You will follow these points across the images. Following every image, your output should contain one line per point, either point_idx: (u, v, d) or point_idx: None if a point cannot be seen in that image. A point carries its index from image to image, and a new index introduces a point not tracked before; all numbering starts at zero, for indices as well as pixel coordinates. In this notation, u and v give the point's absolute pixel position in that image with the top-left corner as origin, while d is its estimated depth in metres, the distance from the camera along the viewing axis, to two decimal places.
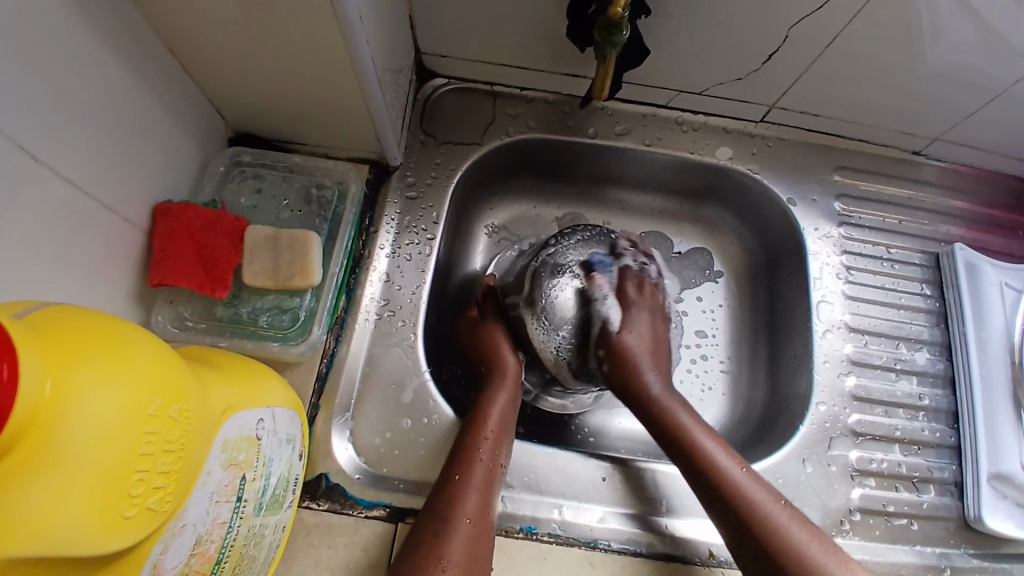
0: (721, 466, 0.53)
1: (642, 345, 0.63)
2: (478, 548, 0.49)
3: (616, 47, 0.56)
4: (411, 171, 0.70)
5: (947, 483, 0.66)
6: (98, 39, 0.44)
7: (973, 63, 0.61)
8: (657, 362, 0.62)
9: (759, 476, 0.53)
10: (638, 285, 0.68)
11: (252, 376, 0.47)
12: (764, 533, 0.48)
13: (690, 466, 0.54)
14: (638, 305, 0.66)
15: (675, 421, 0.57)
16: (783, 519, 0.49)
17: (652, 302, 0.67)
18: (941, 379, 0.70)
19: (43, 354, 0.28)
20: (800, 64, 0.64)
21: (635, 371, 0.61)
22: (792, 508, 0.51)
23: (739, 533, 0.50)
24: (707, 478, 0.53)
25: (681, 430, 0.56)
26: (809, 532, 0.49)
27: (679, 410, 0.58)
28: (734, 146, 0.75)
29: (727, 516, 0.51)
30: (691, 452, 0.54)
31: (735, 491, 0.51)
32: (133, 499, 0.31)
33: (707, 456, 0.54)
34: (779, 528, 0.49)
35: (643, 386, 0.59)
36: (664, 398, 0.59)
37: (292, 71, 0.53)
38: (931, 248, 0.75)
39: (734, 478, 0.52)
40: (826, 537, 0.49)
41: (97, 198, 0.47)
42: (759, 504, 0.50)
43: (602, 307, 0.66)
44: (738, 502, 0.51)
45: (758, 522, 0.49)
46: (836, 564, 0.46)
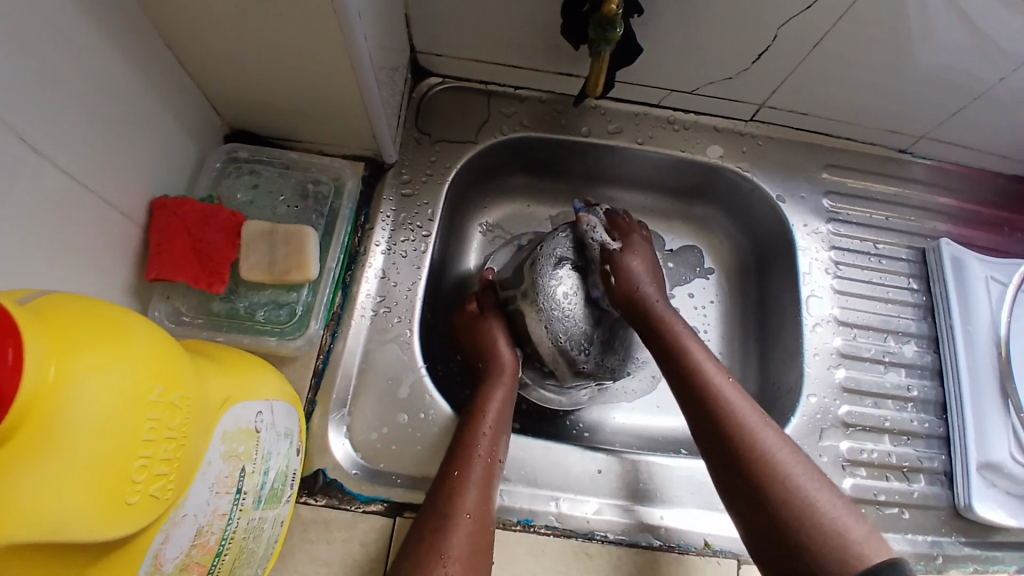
0: (706, 374, 0.55)
1: (642, 265, 0.64)
2: (479, 542, 0.49)
3: (610, 44, 0.57)
4: (406, 168, 0.70)
5: (936, 473, 0.67)
6: (98, 31, 0.44)
7: (957, 63, 0.62)
8: (656, 284, 0.63)
9: (741, 388, 0.54)
10: (624, 220, 0.69)
11: (250, 369, 0.47)
12: (733, 433, 0.50)
13: (679, 373, 0.56)
14: (635, 231, 0.68)
15: (672, 332, 0.59)
16: (753, 422, 0.50)
17: (642, 231, 0.68)
18: (929, 371, 0.71)
19: (45, 339, 0.28)
20: (790, 63, 0.65)
21: (636, 283, 0.62)
22: (767, 417, 0.52)
23: (711, 435, 0.52)
24: (694, 387, 0.54)
25: (675, 340, 0.58)
26: (779, 438, 0.50)
27: (677, 322, 0.60)
28: (725, 144, 0.76)
29: (704, 421, 0.52)
30: (681, 358, 0.57)
31: (714, 396, 0.53)
32: (136, 485, 0.31)
33: (695, 364, 0.56)
34: (748, 431, 0.50)
35: (643, 298, 0.62)
36: (665, 311, 0.61)
37: (289, 68, 0.53)
38: (918, 244, 0.76)
39: (715, 385, 0.54)
40: (795, 446, 0.49)
41: (96, 193, 0.47)
42: (733, 410, 0.51)
43: (595, 236, 0.66)
44: (715, 405, 0.52)
45: (730, 424, 0.51)
46: (800, 466, 0.48)
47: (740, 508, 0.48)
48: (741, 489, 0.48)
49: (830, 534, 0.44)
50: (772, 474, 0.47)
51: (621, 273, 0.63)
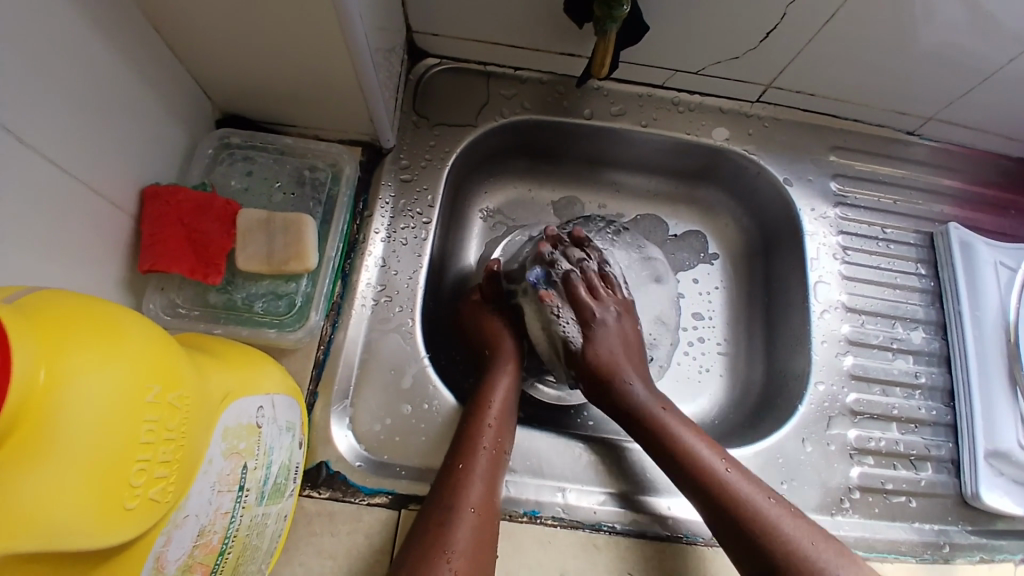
0: (711, 468, 0.52)
1: (612, 357, 0.60)
2: (484, 536, 0.48)
3: (616, 22, 0.56)
4: (405, 154, 0.68)
5: (943, 460, 0.67)
6: (81, 11, 0.42)
7: (971, 43, 0.61)
8: (632, 366, 0.60)
9: (745, 470, 0.53)
10: (590, 297, 0.64)
11: (249, 363, 0.45)
12: (757, 532, 0.49)
13: (683, 473, 0.53)
14: (595, 309, 0.63)
15: (663, 426, 0.56)
16: (774, 515, 0.49)
17: (608, 300, 0.64)
18: (936, 357, 0.70)
19: (33, 340, 0.27)
20: (799, 42, 0.63)
21: (611, 389, 0.59)
22: (782, 501, 0.51)
23: (731, 532, 0.50)
24: (703, 484, 0.52)
25: (669, 433, 0.55)
26: (800, 524, 0.49)
27: (663, 412, 0.57)
28: (730, 126, 0.74)
29: (724, 522, 0.51)
30: (679, 453, 0.54)
31: (726, 492, 0.51)
32: (134, 490, 0.30)
33: (696, 460, 0.53)
34: (772, 525, 0.49)
35: (621, 401, 0.59)
36: (647, 402, 0.58)
37: (282, 49, 0.51)
38: (925, 228, 0.75)
39: (724, 478, 0.52)
40: (816, 527, 0.49)
41: (84, 182, 0.45)
42: (751, 503, 0.50)
43: (561, 327, 0.64)
44: (731, 503, 0.50)
45: (753, 520, 0.49)
46: (832, 557, 0.47)
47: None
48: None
49: None
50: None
51: (596, 378, 0.60)
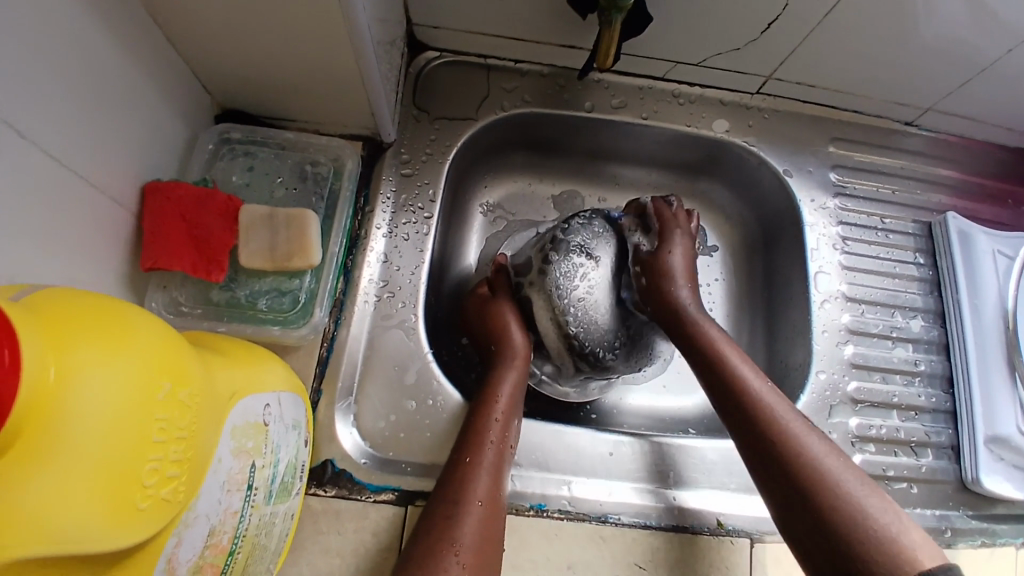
0: (745, 378, 0.53)
1: (680, 267, 0.64)
2: (490, 528, 0.48)
3: (622, 12, 0.56)
4: (406, 148, 0.68)
5: (943, 447, 0.67)
6: (78, 3, 0.41)
7: (970, 36, 0.61)
8: (690, 282, 0.64)
9: (782, 396, 0.52)
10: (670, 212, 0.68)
11: (254, 360, 0.45)
12: (777, 439, 0.48)
13: (718, 379, 0.55)
14: (676, 227, 0.66)
15: (704, 336, 0.58)
16: (798, 431, 0.48)
17: (687, 227, 0.67)
18: (935, 346, 0.71)
19: (42, 337, 0.27)
20: (800, 34, 0.63)
21: (670, 286, 0.63)
22: (811, 423, 0.50)
23: (751, 439, 0.50)
24: (731, 385, 0.53)
25: (710, 343, 0.57)
26: (823, 442, 0.48)
27: (710, 326, 0.59)
28: (731, 118, 0.74)
29: (745, 428, 0.51)
30: (717, 360, 0.55)
31: (754, 401, 0.51)
32: (146, 489, 0.30)
33: (732, 368, 0.54)
34: (794, 438, 0.48)
35: (676, 301, 0.62)
36: (696, 315, 0.61)
37: (282, 42, 0.50)
38: (924, 218, 0.76)
39: (756, 390, 0.52)
40: (840, 450, 0.48)
41: (84, 178, 0.44)
42: (778, 415, 0.50)
43: (631, 237, 0.68)
44: (757, 410, 0.51)
45: (774, 429, 0.49)
46: (850, 475, 0.45)
47: (788, 520, 0.46)
48: (792, 503, 0.46)
49: (893, 546, 0.41)
50: (824, 486, 0.45)
51: (657, 272, 0.64)
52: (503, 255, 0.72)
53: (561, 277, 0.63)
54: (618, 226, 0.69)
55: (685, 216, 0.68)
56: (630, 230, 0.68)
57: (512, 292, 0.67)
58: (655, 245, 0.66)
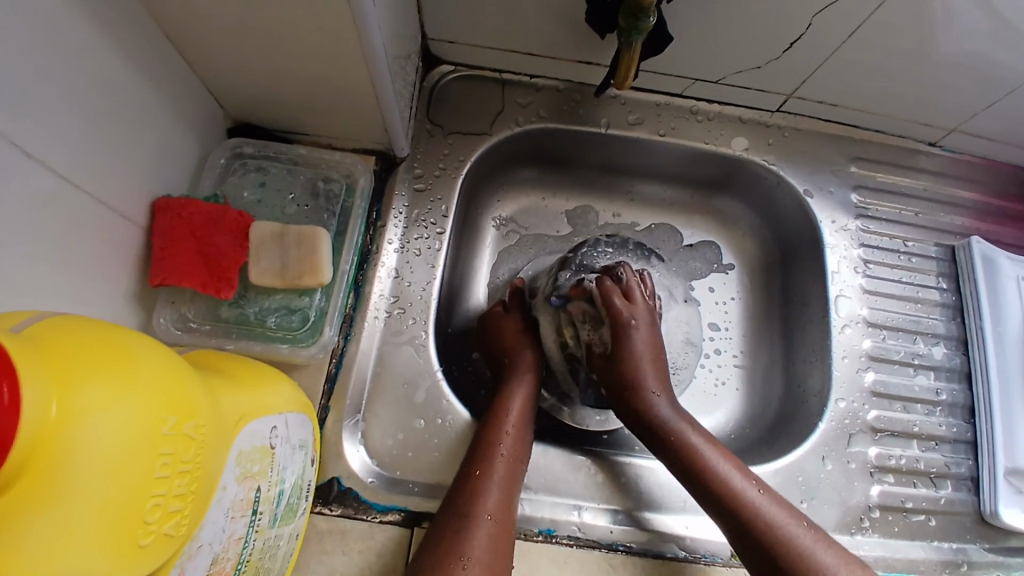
0: (744, 495, 0.51)
1: (641, 366, 0.59)
2: (500, 544, 0.47)
3: (642, 34, 0.54)
4: (419, 162, 0.67)
5: (962, 478, 0.65)
6: (90, 18, 0.41)
7: (996, 55, 0.59)
8: (657, 376, 0.59)
9: (778, 497, 0.52)
10: (614, 305, 0.61)
11: (261, 381, 0.44)
12: (791, 560, 0.47)
13: (714, 501, 0.51)
14: (628, 318, 0.61)
15: (692, 448, 0.54)
16: (807, 541, 0.48)
17: (640, 312, 0.62)
18: (957, 373, 0.69)
19: (46, 371, 0.26)
20: (822, 52, 0.62)
21: (635, 398, 0.58)
22: (813, 526, 0.49)
23: (762, 559, 0.48)
24: (725, 503, 0.51)
25: (696, 455, 0.54)
26: (831, 549, 0.48)
27: (690, 431, 0.55)
28: (750, 135, 0.73)
29: (752, 546, 0.49)
30: (707, 476, 0.52)
31: (758, 517, 0.49)
32: (149, 526, 0.29)
33: (727, 487, 0.51)
34: (808, 553, 0.47)
35: (647, 410, 0.57)
36: (671, 418, 0.57)
37: (296, 58, 0.50)
38: (947, 240, 0.74)
39: (755, 503, 0.50)
40: (847, 552, 0.48)
41: (93, 195, 0.44)
42: (783, 529, 0.49)
43: (584, 331, 0.64)
44: (760, 528, 0.49)
45: (785, 547, 0.48)
46: None
47: None
48: None
49: None
50: None
51: (619, 384, 0.59)
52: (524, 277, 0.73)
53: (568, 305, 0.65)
54: (566, 313, 0.64)
55: (637, 288, 0.63)
56: (580, 318, 0.64)
57: (528, 312, 0.67)
58: (608, 347, 0.62)
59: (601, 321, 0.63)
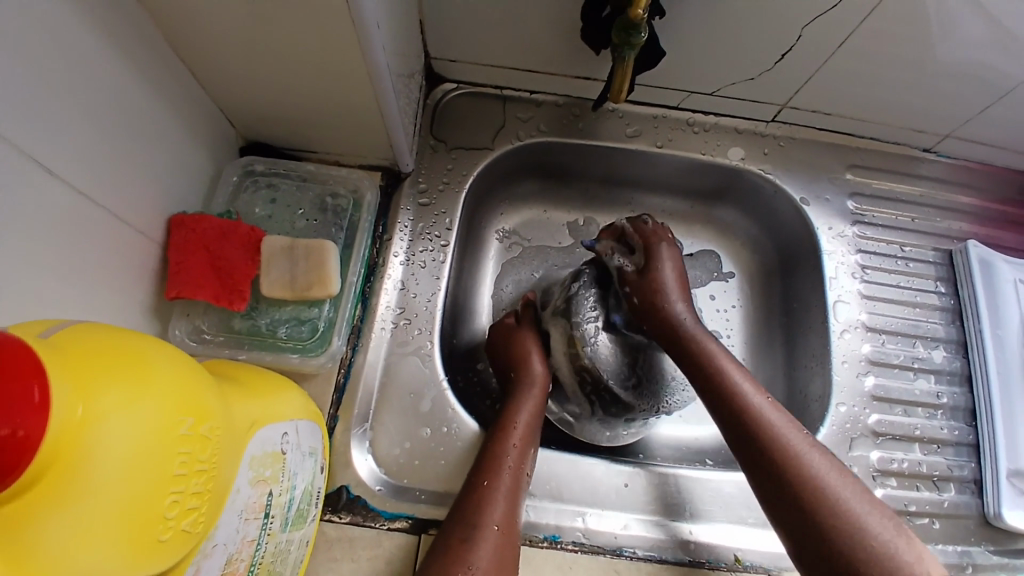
0: (745, 395, 0.52)
1: (669, 282, 0.61)
2: (505, 554, 0.48)
3: (634, 49, 0.56)
4: (423, 177, 0.69)
5: (966, 481, 0.66)
6: (108, 44, 0.43)
7: (982, 63, 0.61)
8: (684, 297, 0.61)
9: (782, 407, 0.52)
10: (648, 228, 0.65)
11: (271, 389, 0.46)
12: (780, 457, 0.48)
13: (717, 400, 0.53)
14: (659, 240, 0.64)
15: (704, 351, 0.56)
16: (798, 443, 0.49)
17: (669, 240, 0.65)
18: (957, 377, 0.70)
19: (71, 375, 0.28)
20: (812, 62, 0.64)
21: (661, 302, 0.60)
22: (811, 436, 0.50)
23: (753, 454, 0.50)
24: (729, 402, 0.52)
25: (710, 359, 0.55)
26: (823, 457, 0.48)
27: (707, 340, 0.57)
28: (746, 146, 0.75)
29: (745, 442, 0.50)
30: (717, 377, 0.54)
31: (756, 415, 0.51)
32: (167, 522, 0.30)
33: (732, 386, 0.53)
34: (796, 453, 0.48)
35: (670, 316, 0.59)
36: (692, 328, 0.58)
37: (303, 78, 0.52)
38: (944, 246, 0.75)
39: (757, 406, 0.51)
40: (841, 465, 0.48)
41: (110, 211, 0.46)
42: (779, 431, 0.50)
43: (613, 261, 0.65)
44: (757, 426, 0.50)
45: (776, 446, 0.49)
46: (850, 490, 0.46)
47: (785, 527, 0.46)
48: (792, 515, 0.46)
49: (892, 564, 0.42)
50: (823, 498, 0.45)
51: (649, 291, 0.61)
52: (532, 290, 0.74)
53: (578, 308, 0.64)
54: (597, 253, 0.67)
55: (664, 230, 0.66)
56: (610, 253, 0.66)
57: (539, 324, 0.68)
58: (640, 264, 0.63)
59: (632, 249, 0.65)
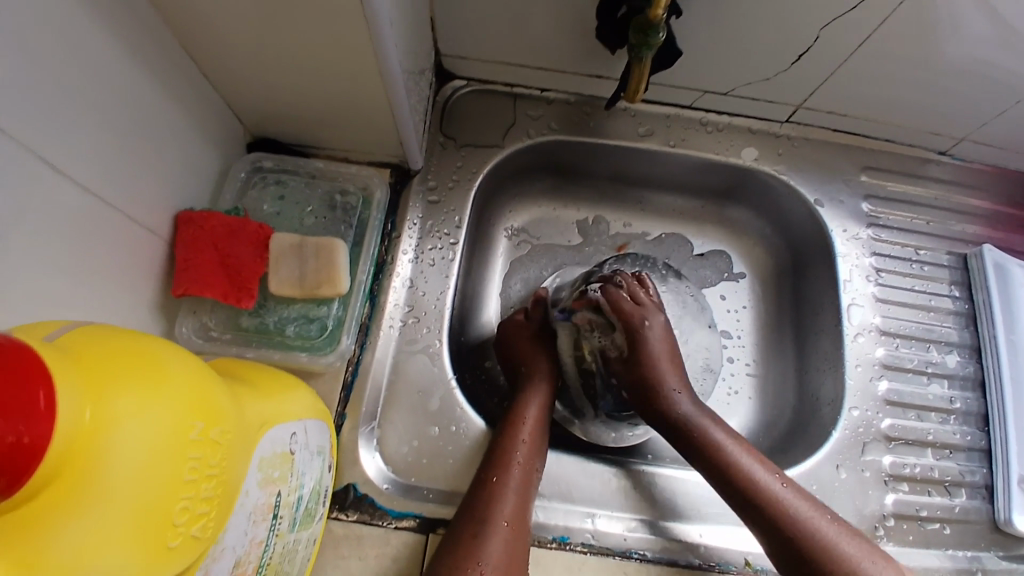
0: (765, 485, 0.52)
1: (658, 361, 0.60)
2: (516, 551, 0.48)
3: (652, 49, 0.55)
4: (433, 174, 0.69)
5: (978, 486, 0.65)
6: (117, 39, 0.43)
7: (1001, 64, 0.60)
8: (676, 372, 0.61)
9: (799, 487, 0.53)
10: (624, 304, 0.63)
11: (280, 388, 0.45)
12: (816, 553, 0.49)
13: (736, 493, 0.53)
14: (640, 321, 0.62)
15: (712, 443, 0.56)
16: (829, 532, 0.49)
17: (649, 310, 0.63)
18: (971, 382, 0.69)
19: (80, 379, 0.27)
20: (828, 63, 0.63)
21: (657, 396, 0.59)
22: (835, 517, 0.51)
23: (788, 551, 0.50)
24: (748, 498, 0.52)
25: (718, 450, 0.55)
26: (854, 540, 0.49)
27: (712, 426, 0.57)
28: (760, 146, 0.74)
29: (776, 538, 0.50)
30: (731, 470, 0.54)
31: (784, 510, 0.51)
32: (177, 528, 0.30)
33: (749, 476, 0.53)
34: (831, 545, 0.49)
35: (669, 408, 0.59)
36: (693, 414, 0.58)
37: (313, 74, 0.51)
38: (958, 249, 0.74)
39: (780, 495, 0.52)
40: (869, 543, 0.50)
41: (118, 209, 0.46)
42: (808, 521, 0.50)
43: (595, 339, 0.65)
44: (788, 522, 0.50)
45: (810, 540, 0.49)
46: (889, 574, 0.48)
47: None
48: None
49: None
50: None
51: (643, 382, 0.60)
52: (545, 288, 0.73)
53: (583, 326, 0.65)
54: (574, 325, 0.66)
55: (639, 291, 0.64)
56: (589, 328, 0.65)
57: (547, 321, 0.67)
58: (624, 348, 0.62)
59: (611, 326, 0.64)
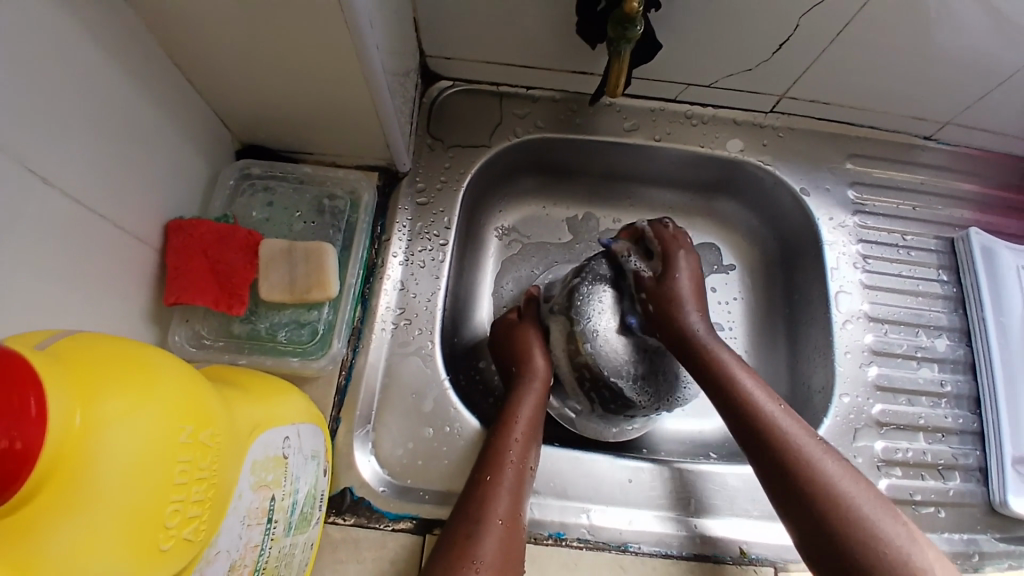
0: (758, 403, 0.52)
1: (688, 288, 0.62)
2: (511, 547, 0.48)
3: (631, 42, 0.56)
4: (421, 176, 0.69)
5: (972, 469, 0.65)
6: (101, 49, 0.43)
7: (983, 48, 0.60)
8: (700, 306, 0.61)
9: (796, 415, 0.52)
10: (670, 233, 0.65)
11: (272, 392, 0.46)
12: (793, 463, 0.48)
13: (730, 407, 0.54)
14: (677, 247, 0.64)
15: (716, 360, 0.56)
16: (814, 452, 0.49)
17: (688, 246, 0.65)
18: (961, 365, 0.69)
19: (69, 385, 0.28)
20: (811, 52, 0.63)
21: (677, 313, 0.60)
22: (825, 442, 0.50)
23: (767, 462, 0.50)
24: (742, 410, 0.53)
25: (722, 368, 0.56)
26: (840, 464, 0.48)
27: (720, 349, 0.57)
28: (745, 137, 0.74)
29: (759, 450, 0.51)
30: (729, 386, 0.54)
31: (770, 426, 0.51)
32: (169, 531, 0.30)
33: (746, 394, 0.53)
34: (807, 458, 0.48)
35: (684, 326, 0.59)
36: (705, 337, 0.58)
37: (299, 79, 0.52)
38: (946, 233, 0.74)
39: (771, 414, 0.52)
40: (857, 472, 0.48)
41: (108, 219, 0.46)
42: (793, 439, 0.50)
43: (630, 264, 0.65)
44: (771, 435, 0.50)
45: (789, 452, 0.49)
46: (866, 496, 0.46)
47: (801, 535, 0.47)
48: (807, 522, 0.46)
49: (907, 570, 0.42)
50: (837, 505, 0.45)
51: (666, 299, 0.61)
52: (538, 286, 0.73)
53: (587, 307, 0.64)
54: (611, 254, 0.67)
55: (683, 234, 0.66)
56: (626, 254, 0.66)
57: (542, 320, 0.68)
58: (659, 271, 0.63)
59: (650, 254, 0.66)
